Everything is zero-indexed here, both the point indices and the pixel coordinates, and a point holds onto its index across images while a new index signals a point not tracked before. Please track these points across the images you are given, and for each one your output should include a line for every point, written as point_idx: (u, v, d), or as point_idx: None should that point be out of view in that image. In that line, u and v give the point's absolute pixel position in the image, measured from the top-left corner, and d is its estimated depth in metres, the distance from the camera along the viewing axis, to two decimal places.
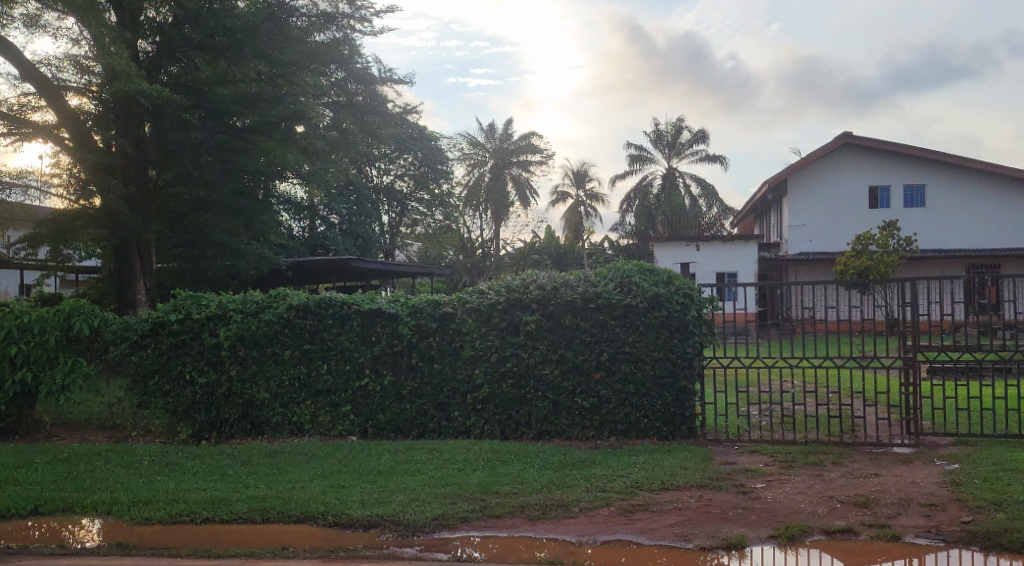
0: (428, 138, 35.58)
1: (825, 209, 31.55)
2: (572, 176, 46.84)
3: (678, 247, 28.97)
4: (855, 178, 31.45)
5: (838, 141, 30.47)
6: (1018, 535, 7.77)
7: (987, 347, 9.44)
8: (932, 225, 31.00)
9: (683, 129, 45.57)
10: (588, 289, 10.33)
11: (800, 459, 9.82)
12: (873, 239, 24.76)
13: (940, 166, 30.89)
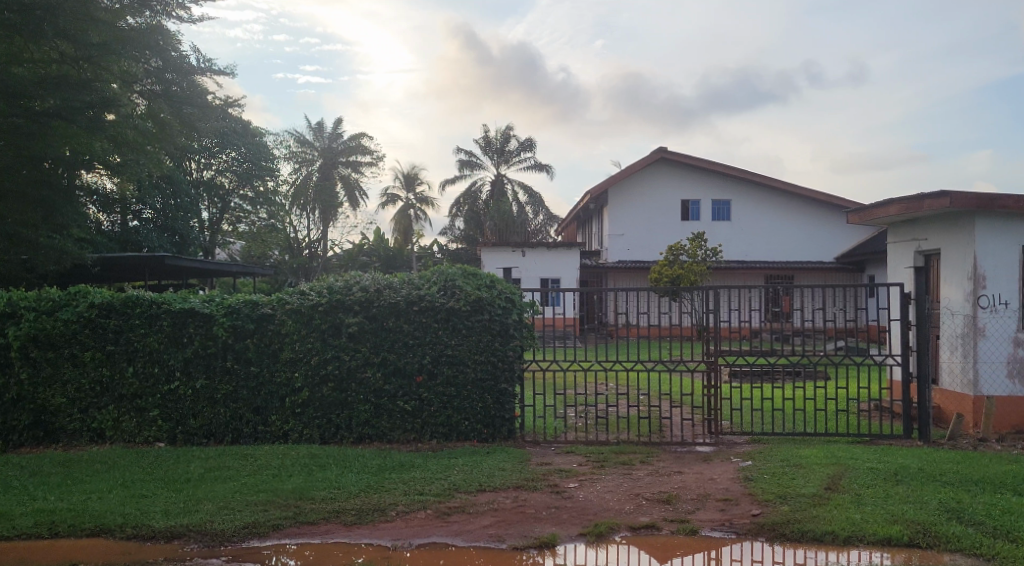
0: (253, 132, 32.97)
1: (642, 219, 32.88)
2: (403, 178, 46.68)
3: (504, 253, 29.47)
4: (671, 191, 33.08)
5: (653, 156, 31.91)
6: (798, 526, 8.41)
7: (779, 351, 10.12)
8: (737, 238, 33.33)
9: (511, 138, 46.44)
10: (411, 292, 10.37)
11: (611, 458, 10.21)
12: (683, 250, 25.71)
13: (746, 185, 33.25)
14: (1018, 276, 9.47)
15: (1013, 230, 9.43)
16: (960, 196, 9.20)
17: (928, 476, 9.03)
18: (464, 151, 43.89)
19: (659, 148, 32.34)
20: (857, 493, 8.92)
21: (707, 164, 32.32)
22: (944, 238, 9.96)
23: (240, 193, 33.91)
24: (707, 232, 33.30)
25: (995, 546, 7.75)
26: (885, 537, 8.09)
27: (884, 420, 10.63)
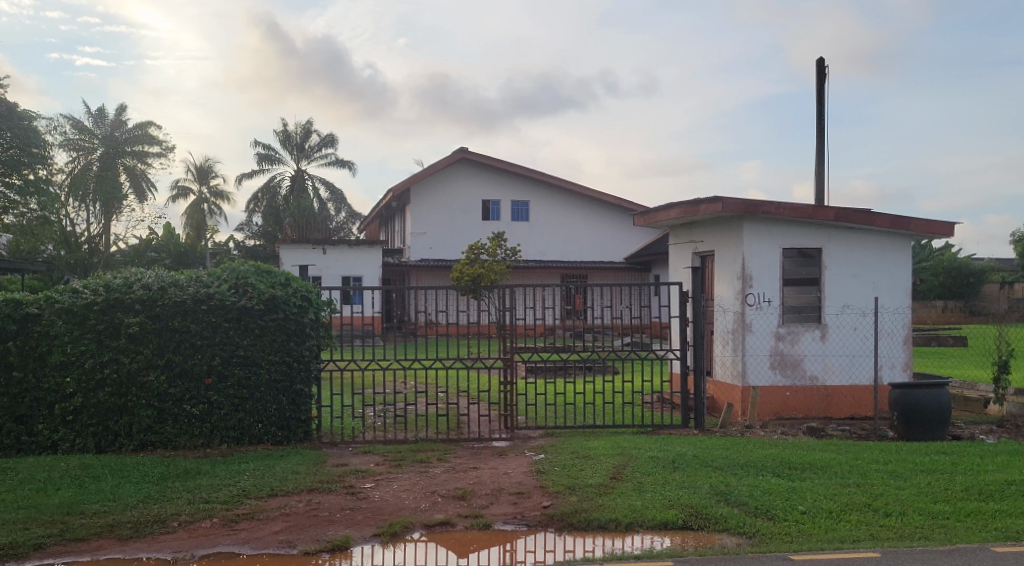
0: (20, 116, 29.72)
1: (441, 218, 33.47)
2: (196, 171, 44.88)
3: (304, 250, 29.00)
4: (469, 192, 33.93)
5: (454, 156, 32.59)
6: (585, 515, 8.73)
7: (572, 347, 10.54)
8: (535, 237, 34.73)
9: (312, 133, 45.74)
10: (199, 290, 9.88)
11: (409, 457, 10.19)
12: (485, 249, 26.51)
13: (542, 186, 34.77)
14: (779, 277, 10.36)
15: (776, 235, 10.30)
16: (731, 201, 9.92)
17: (701, 462, 9.67)
18: (262, 146, 42.84)
19: (460, 148, 33.06)
20: (638, 481, 9.40)
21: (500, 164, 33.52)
22: (719, 240, 10.74)
23: (2, 179, 29.91)
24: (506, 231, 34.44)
25: (755, 524, 8.39)
26: (662, 522, 8.55)
27: (667, 410, 11.34)
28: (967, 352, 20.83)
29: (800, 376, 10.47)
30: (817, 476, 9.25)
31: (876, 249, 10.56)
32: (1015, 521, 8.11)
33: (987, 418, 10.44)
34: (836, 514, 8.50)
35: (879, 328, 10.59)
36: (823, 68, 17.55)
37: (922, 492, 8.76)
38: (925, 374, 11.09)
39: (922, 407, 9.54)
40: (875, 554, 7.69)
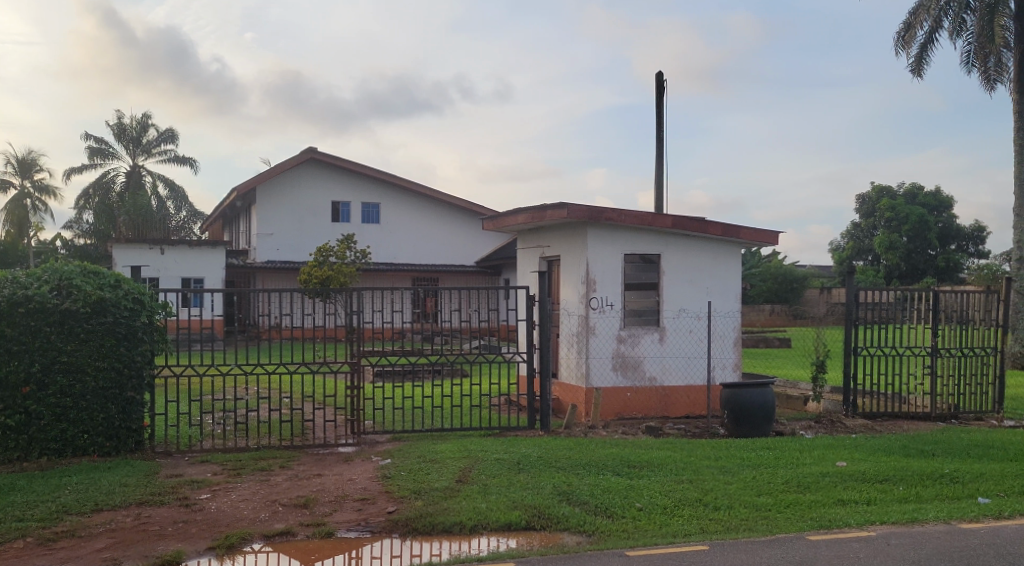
0: None
1: (289, 220, 33.64)
2: (17, 164, 42.19)
3: (140, 250, 28.89)
4: (319, 193, 34.29)
5: (302, 155, 32.84)
6: (429, 519, 8.67)
7: (420, 351, 10.52)
8: (385, 241, 35.72)
9: (149, 127, 43.77)
10: (16, 292, 9.15)
11: (249, 466, 9.87)
12: (332, 251, 26.50)
13: (393, 191, 35.87)
14: (621, 282, 10.73)
15: (618, 241, 10.65)
16: (576, 207, 10.16)
17: (546, 463, 9.86)
18: (94, 139, 40.56)
19: (308, 147, 33.30)
20: (483, 484, 9.47)
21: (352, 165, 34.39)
22: (565, 245, 11.00)
23: None
24: (356, 234, 35.10)
25: (595, 522, 8.61)
26: (505, 523, 8.63)
27: (514, 412, 11.52)
28: (787, 352, 22.45)
29: (640, 377, 10.89)
30: (654, 473, 9.62)
31: (709, 255, 11.12)
32: (828, 510, 8.72)
33: (807, 414, 11.21)
34: (669, 510, 8.86)
35: (711, 331, 11.16)
36: (661, 82, 18.34)
37: (747, 486, 9.27)
38: (753, 374, 11.79)
39: (748, 406, 10.11)
40: (704, 546, 8.06)
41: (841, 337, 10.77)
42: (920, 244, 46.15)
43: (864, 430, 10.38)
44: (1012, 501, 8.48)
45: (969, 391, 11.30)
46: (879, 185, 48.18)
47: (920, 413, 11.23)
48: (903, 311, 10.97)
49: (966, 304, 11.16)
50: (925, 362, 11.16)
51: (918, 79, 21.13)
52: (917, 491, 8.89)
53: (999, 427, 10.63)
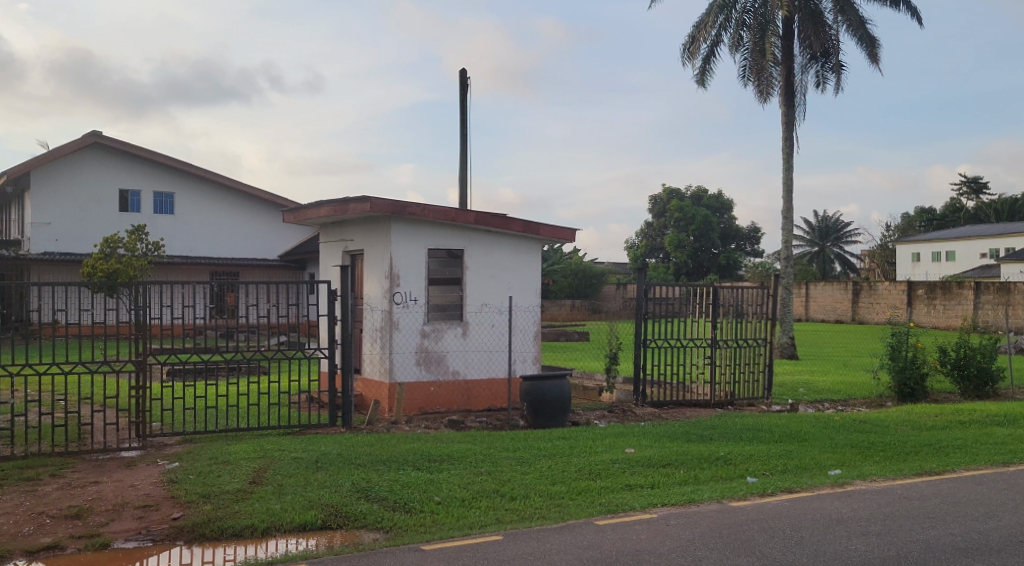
0: None
1: (69, 208, 31.51)
2: None
3: None
4: (104, 181, 32.26)
5: (85, 139, 30.94)
6: (218, 523, 8.21)
7: (214, 348, 9.99)
8: (178, 232, 34.45)
9: None
10: None
11: (14, 476, 9.07)
12: (121, 242, 25.26)
13: (186, 179, 34.53)
14: (424, 277, 10.96)
15: (422, 236, 10.88)
16: (378, 201, 10.29)
17: (345, 460, 9.71)
18: None
19: (92, 131, 31.41)
20: (279, 484, 9.16)
21: (143, 151, 32.74)
22: (367, 240, 11.10)
23: None
24: (147, 225, 33.50)
25: (392, 518, 8.52)
26: (300, 523, 8.33)
27: (314, 410, 11.40)
28: (580, 345, 23.72)
29: (444, 372, 11.09)
30: (453, 466, 9.69)
31: (510, 252, 11.59)
32: (616, 495, 9.11)
33: (601, 404, 11.67)
34: (467, 502, 8.94)
35: (513, 325, 11.59)
36: (467, 80, 18.80)
37: (543, 475, 9.53)
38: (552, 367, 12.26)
39: (546, 397, 10.42)
40: (499, 537, 8.18)
41: (632, 330, 11.35)
42: (705, 243, 58.50)
43: (651, 418, 10.98)
44: (776, 479, 9.22)
45: (743, 379, 12.24)
46: (668, 188, 60.69)
47: (700, 400, 12.04)
48: (688, 304, 11.73)
49: (741, 298, 12.07)
50: (706, 353, 11.97)
51: (700, 87, 22.02)
52: (696, 474, 9.47)
53: (766, 411, 11.58)
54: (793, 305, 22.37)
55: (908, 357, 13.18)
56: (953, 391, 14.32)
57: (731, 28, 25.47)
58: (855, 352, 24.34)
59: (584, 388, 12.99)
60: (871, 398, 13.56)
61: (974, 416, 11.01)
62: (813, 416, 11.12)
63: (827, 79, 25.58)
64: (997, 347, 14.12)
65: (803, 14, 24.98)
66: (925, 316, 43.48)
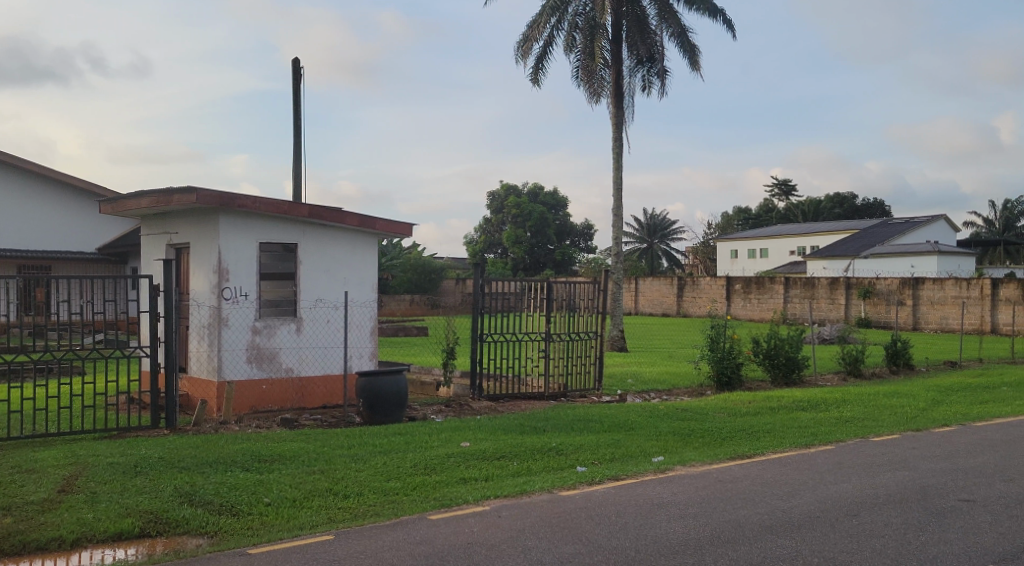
0: None
1: None
2: None
3: None
4: None
5: None
6: (20, 538, 7.54)
7: (19, 348, 9.10)
8: None
9: None
10: None
11: None
12: None
13: None
14: (256, 271, 11.28)
15: (252, 230, 11.19)
16: (205, 193, 10.51)
17: (167, 464, 9.27)
18: None
19: None
20: (91, 492, 8.57)
21: None
22: (192, 233, 11.24)
23: None
24: None
25: (218, 523, 8.14)
26: (114, 533, 7.81)
27: (133, 413, 11.02)
28: (419, 340, 24.01)
29: (276, 369, 11.45)
30: (284, 466, 9.46)
31: (345, 247, 12.18)
32: (450, 489, 9.15)
33: (438, 399, 11.79)
34: (298, 502, 8.69)
35: (348, 320, 12.26)
36: (296, 68, 18.61)
37: (378, 472, 9.44)
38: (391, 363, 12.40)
39: (382, 393, 10.42)
40: (330, 536, 7.99)
41: (469, 325, 11.51)
42: (541, 239, 65.28)
43: (487, 412, 11.13)
44: (604, 467, 9.55)
45: (575, 371, 12.67)
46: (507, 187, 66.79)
47: (535, 393, 12.32)
48: (521, 299, 12.10)
49: (574, 294, 12.55)
50: (540, 347, 12.35)
51: (534, 84, 22.40)
52: (528, 465, 9.66)
53: (597, 402, 12.02)
54: (623, 299, 23.36)
55: (725, 348, 13.96)
56: (765, 379, 15.33)
57: (563, 29, 26.44)
58: (678, 343, 25.81)
59: (422, 383, 13.06)
60: (693, 388, 14.24)
61: (781, 402, 11.83)
62: (639, 406, 11.66)
63: (652, 83, 26.80)
64: (802, 337, 15.19)
65: (630, 18, 26.16)
66: (740, 309, 47.89)
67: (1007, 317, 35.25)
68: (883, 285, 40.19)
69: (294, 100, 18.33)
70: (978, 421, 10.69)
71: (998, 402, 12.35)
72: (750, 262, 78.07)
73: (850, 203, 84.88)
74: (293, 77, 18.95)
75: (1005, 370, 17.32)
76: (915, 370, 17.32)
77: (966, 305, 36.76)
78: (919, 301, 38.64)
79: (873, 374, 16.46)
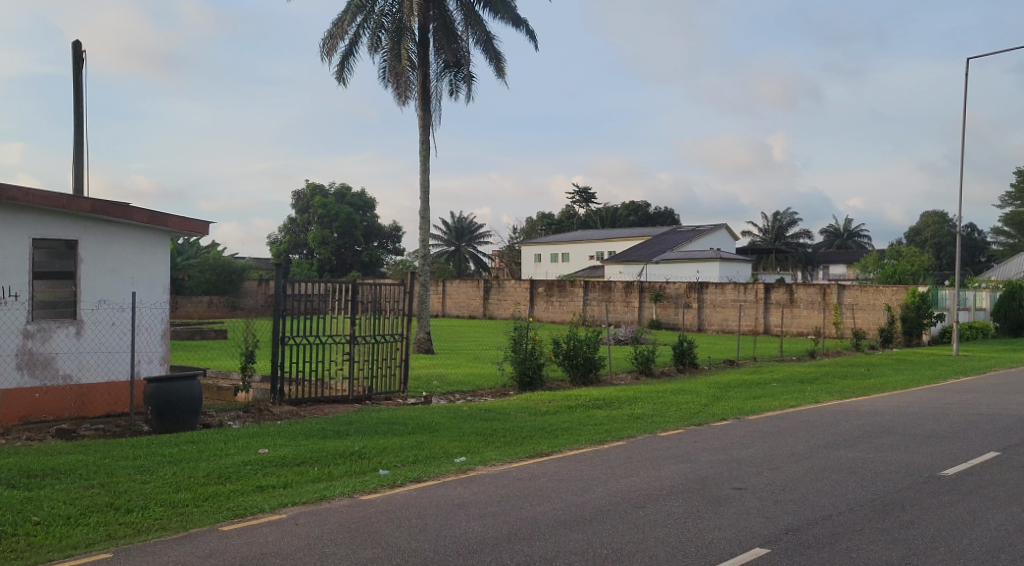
0: None
1: None
2: None
3: None
4: None
5: None
6: None
7: None
8: None
9: None
10: None
11: None
12: None
13: None
14: (28, 272, 10.98)
15: (25, 228, 10.91)
16: None
17: None
18: None
19: None
20: None
21: None
22: None
23: None
24: None
25: None
26: None
27: None
28: (221, 345, 23.22)
29: (52, 375, 11.12)
30: (58, 482, 8.71)
31: (133, 246, 12.11)
32: (245, 498, 8.73)
33: (236, 405, 11.54)
34: (73, 519, 7.95)
35: (137, 323, 12.17)
36: (81, 51, 17.52)
37: (166, 484, 8.89)
38: (189, 369, 12.12)
39: (173, 400, 10.09)
40: (107, 554, 7.29)
41: (270, 327, 11.39)
42: (348, 240, 70.34)
43: (288, 416, 11.13)
44: (406, 470, 9.52)
45: (381, 374, 13.01)
46: (314, 186, 70.85)
47: (339, 396, 12.52)
48: (326, 301, 12.19)
49: (380, 295, 12.83)
50: (344, 350, 12.48)
51: (340, 81, 22.15)
52: (329, 471, 9.47)
53: (401, 404, 12.36)
54: (428, 301, 23.60)
55: (528, 349, 14.46)
56: (566, 379, 15.91)
57: (370, 28, 26.37)
58: (484, 345, 26.50)
59: (219, 389, 12.78)
60: (497, 388, 14.62)
61: (579, 401, 12.41)
62: (445, 408, 11.86)
63: (459, 88, 27.40)
64: (598, 338, 15.98)
65: (438, 23, 26.61)
66: (543, 311, 49.53)
67: (778, 318, 39.96)
68: (672, 289, 43.78)
69: (75, 86, 16.97)
70: (751, 414, 11.69)
71: (767, 397, 13.54)
72: (555, 266, 81.46)
73: (644, 211, 90.88)
74: (75, 60, 17.60)
75: (773, 367, 19.07)
76: (699, 369, 18.60)
77: (743, 308, 41.09)
78: (702, 303, 42.43)
79: (661, 372, 17.52)
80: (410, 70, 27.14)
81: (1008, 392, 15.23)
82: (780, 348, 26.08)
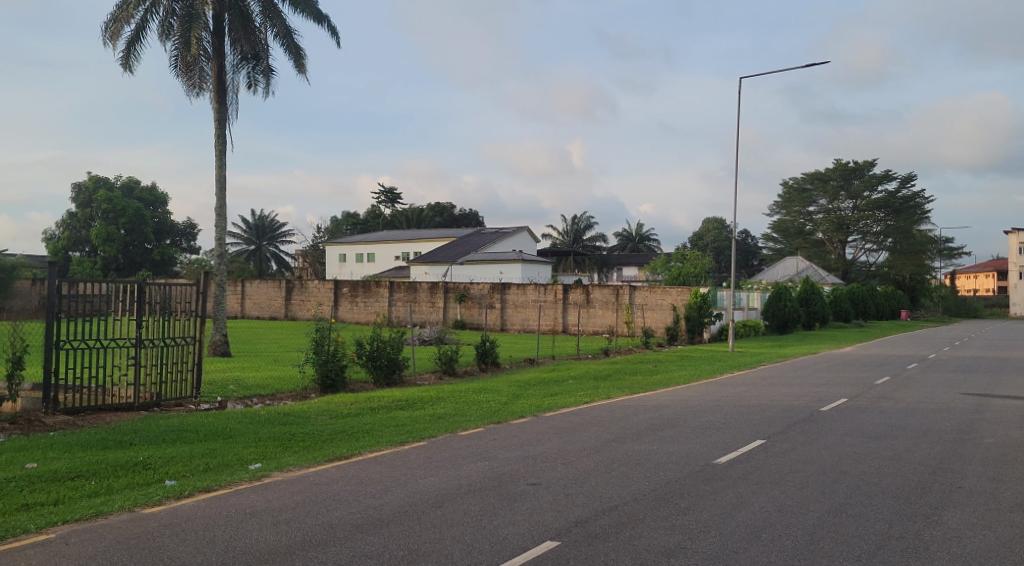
0: None
1: None
2: None
3: None
4: None
5: None
6: None
7: None
8: None
9: None
10: None
11: None
12: None
13: None
14: None
15: None
16: None
17: None
18: None
19: None
20: None
21: None
22: None
23: None
24: None
25: None
26: None
27: None
28: None
29: None
30: None
31: None
32: (7, 518, 7.93)
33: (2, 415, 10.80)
34: None
35: None
36: None
37: None
38: None
39: None
40: None
41: (42, 330, 10.64)
42: (136, 238, 66.69)
43: (63, 426, 10.51)
44: (195, 480, 9.11)
45: (170, 379, 12.47)
46: (98, 178, 66.04)
47: (122, 404, 11.89)
48: (109, 303, 11.52)
49: (169, 296, 12.29)
50: (130, 354, 11.82)
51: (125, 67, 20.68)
52: (108, 484, 8.87)
53: (192, 410, 11.96)
54: (225, 302, 22.73)
55: (330, 351, 14.29)
56: (369, 381, 15.78)
57: (159, 13, 24.96)
58: (286, 346, 25.91)
59: None
60: (297, 391, 14.32)
61: (380, 402, 12.49)
62: (241, 413, 11.57)
63: (257, 80, 26.58)
64: (402, 339, 16.02)
65: (233, 12, 25.55)
66: (346, 312, 49.08)
67: (574, 318, 41.56)
68: (475, 289, 44.61)
69: None
70: (548, 411, 12.15)
71: (562, 395, 14.13)
72: (359, 266, 80.71)
73: (447, 212, 92.84)
74: None
75: (569, 364, 19.92)
76: (501, 367, 19.06)
77: (543, 308, 42.41)
78: (505, 304, 43.55)
79: (465, 372, 17.75)
80: (204, 60, 25.98)
81: (773, 384, 16.81)
82: (576, 346, 27.21)
